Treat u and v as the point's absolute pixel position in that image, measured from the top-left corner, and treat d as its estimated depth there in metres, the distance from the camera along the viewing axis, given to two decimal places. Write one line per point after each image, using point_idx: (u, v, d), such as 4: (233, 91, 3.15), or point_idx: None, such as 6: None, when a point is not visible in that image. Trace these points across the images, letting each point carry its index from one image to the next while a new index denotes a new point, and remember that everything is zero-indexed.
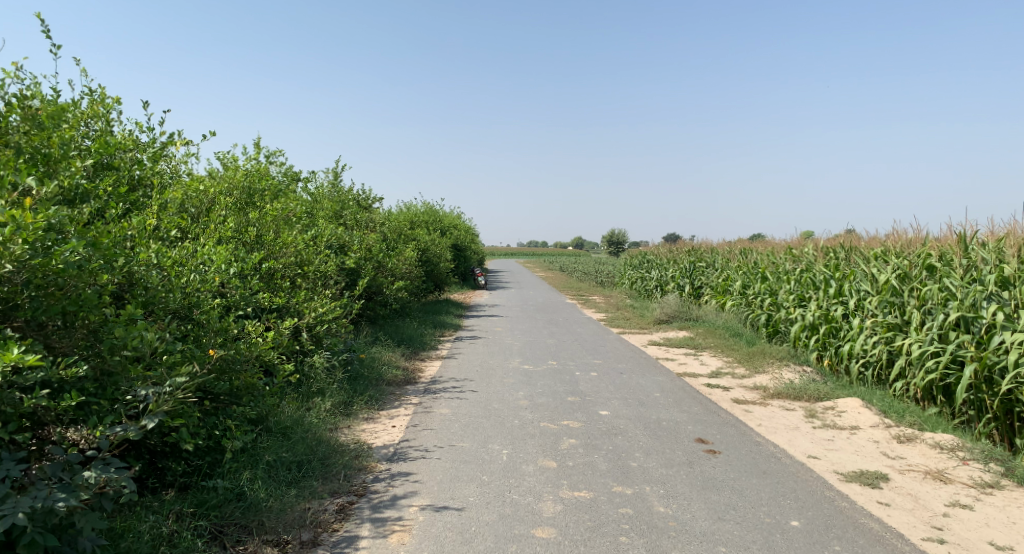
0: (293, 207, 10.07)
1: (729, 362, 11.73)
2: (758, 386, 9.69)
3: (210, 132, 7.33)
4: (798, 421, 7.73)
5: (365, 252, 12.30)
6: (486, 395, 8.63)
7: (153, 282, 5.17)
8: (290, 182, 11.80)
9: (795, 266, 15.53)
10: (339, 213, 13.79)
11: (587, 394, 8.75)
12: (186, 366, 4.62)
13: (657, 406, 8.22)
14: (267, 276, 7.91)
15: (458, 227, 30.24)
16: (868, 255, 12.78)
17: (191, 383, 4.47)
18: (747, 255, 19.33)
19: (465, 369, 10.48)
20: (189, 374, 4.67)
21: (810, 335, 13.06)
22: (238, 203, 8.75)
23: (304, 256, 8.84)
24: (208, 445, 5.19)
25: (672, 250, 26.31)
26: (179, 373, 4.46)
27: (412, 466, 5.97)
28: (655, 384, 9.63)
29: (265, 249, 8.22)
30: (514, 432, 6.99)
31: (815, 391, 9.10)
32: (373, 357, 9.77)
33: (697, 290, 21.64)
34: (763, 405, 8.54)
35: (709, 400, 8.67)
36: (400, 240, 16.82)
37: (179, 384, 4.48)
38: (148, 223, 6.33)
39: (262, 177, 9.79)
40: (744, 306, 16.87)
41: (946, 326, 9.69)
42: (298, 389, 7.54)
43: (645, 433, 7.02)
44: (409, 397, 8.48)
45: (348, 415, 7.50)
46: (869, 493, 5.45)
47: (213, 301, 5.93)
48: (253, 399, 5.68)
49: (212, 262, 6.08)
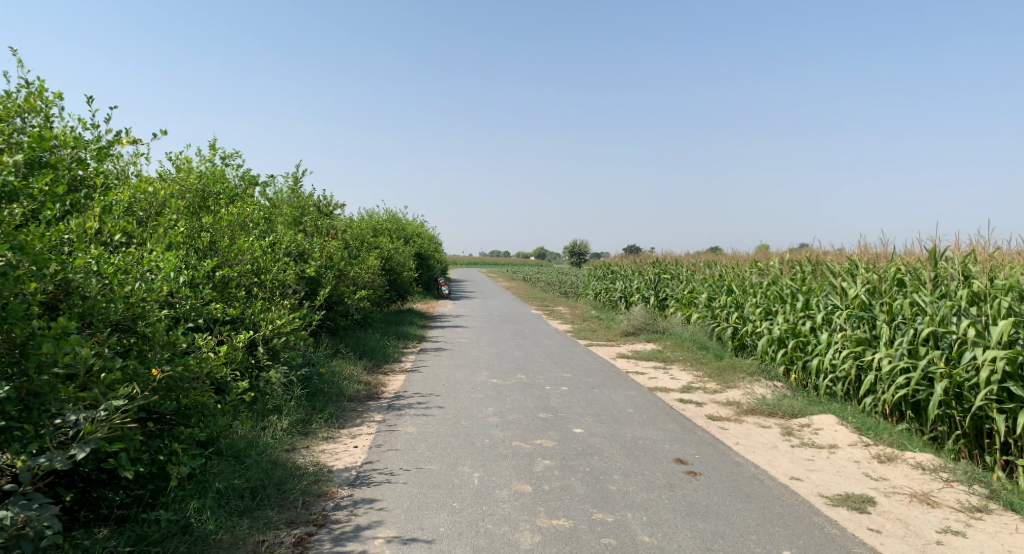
0: (250, 213, 9.58)
1: (699, 376, 11.50)
2: (731, 401, 9.46)
3: (160, 129, 6.85)
4: (774, 439, 7.48)
5: (326, 260, 11.83)
6: (454, 412, 8.24)
7: (92, 291, 4.74)
8: (247, 186, 11.29)
9: (761, 279, 15.43)
10: (300, 220, 13.28)
11: (559, 411, 8.41)
12: (125, 385, 4.18)
13: (631, 423, 7.92)
14: (221, 284, 7.42)
15: (421, 236, 29.80)
16: (836, 268, 12.68)
17: (129, 406, 4.02)
18: (712, 267, 19.19)
19: (430, 383, 10.06)
20: (129, 395, 4.22)
21: (777, 349, 12.89)
22: (190, 207, 8.24)
23: (261, 264, 8.37)
24: (151, 472, 4.70)
25: (636, 262, 26.15)
26: (116, 394, 4.02)
27: (377, 491, 5.55)
28: (628, 400, 9.34)
29: (219, 256, 7.73)
30: (485, 452, 6.62)
31: (788, 408, 8.88)
32: (333, 371, 9.32)
33: (661, 302, 21.50)
34: (738, 422, 8.30)
35: (683, 417, 8.39)
36: (362, 249, 16.34)
37: (116, 407, 4.03)
38: (88, 226, 5.83)
39: (216, 181, 9.28)
40: (710, 319, 16.70)
41: (916, 342, 9.56)
42: (253, 407, 7.06)
43: (621, 453, 6.71)
44: (373, 415, 8.05)
45: (306, 435, 7.04)
46: (858, 519, 5.20)
47: (160, 312, 5.44)
48: (203, 419, 5.22)
49: (160, 270, 5.60)
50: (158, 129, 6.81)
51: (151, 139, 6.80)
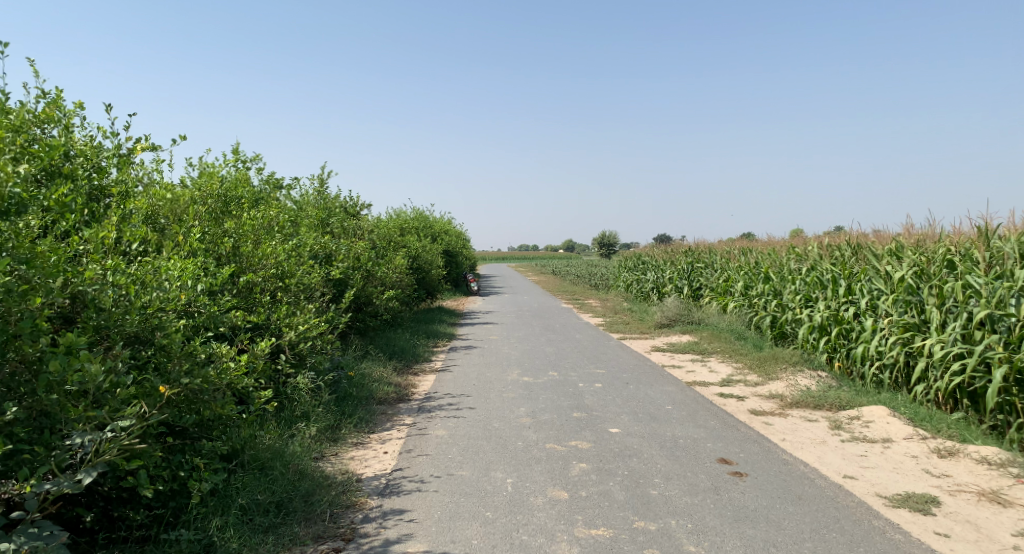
0: (275, 216, 9.43)
1: (739, 368, 11.12)
2: (774, 394, 9.07)
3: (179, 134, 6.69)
4: (823, 433, 7.11)
5: (352, 261, 11.67)
6: (485, 413, 7.99)
7: (108, 304, 4.62)
8: (272, 190, 11.17)
9: (800, 264, 14.96)
10: (326, 221, 13.15)
11: (594, 409, 8.13)
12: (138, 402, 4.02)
13: (670, 421, 7.60)
14: (244, 290, 7.22)
15: (450, 233, 29.64)
16: (880, 251, 12.19)
17: (139, 426, 3.85)
18: (747, 254, 18.70)
19: (461, 382, 9.84)
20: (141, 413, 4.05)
21: (820, 337, 12.45)
22: (215, 212, 8.05)
23: (285, 268, 8.18)
24: (173, 488, 4.54)
25: (668, 251, 25.69)
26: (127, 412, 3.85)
27: (408, 501, 5.33)
28: (665, 396, 9.02)
29: (242, 261, 7.57)
30: (518, 457, 6.36)
31: (836, 399, 8.48)
32: (362, 373, 9.13)
33: (695, 292, 21.05)
34: (783, 416, 7.93)
35: (725, 412, 8.05)
36: (390, 248, 16.18)
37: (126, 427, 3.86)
38: (105, 236, 5.68)
39: (239, 185, 9.14)
40: (747, 308, 16.26)
41: (971, 326, 9.09)
42: (279, 414, 6.89)
43: (661, 454, 6.40)
44: (403, 417, 7.85)
45: (335, 442, 6.85)
46: (923, 522, 4.84)
47: (178, 322, 5.26)
48: (226, 432, 5.05)
49: (179, 280, 5.44)
50: (177, 135, 6.65)
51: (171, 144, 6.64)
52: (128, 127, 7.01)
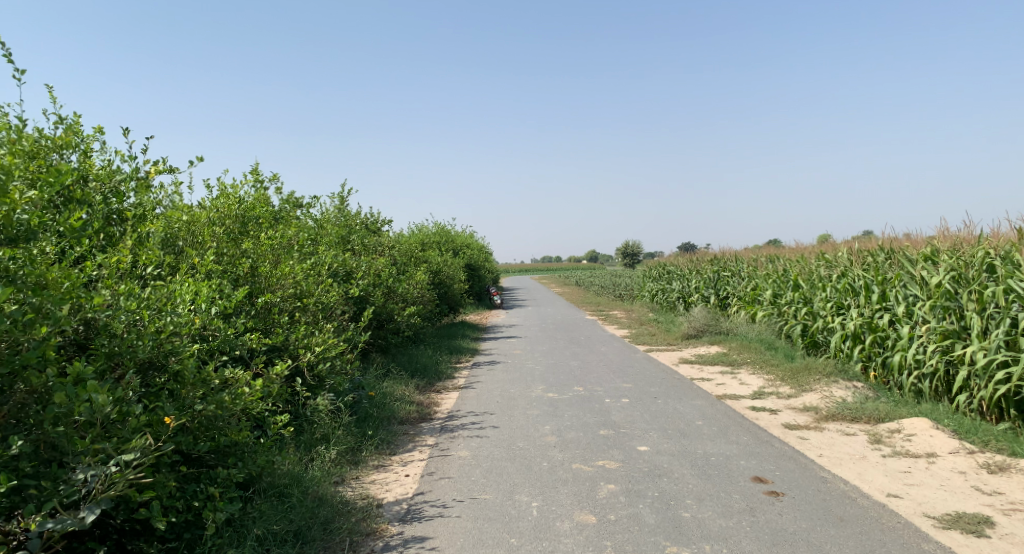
0: (294, 236, 9.35)
1: (770, 379, 10.81)
2: (808, 407, 8.78)
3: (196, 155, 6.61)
4: (862, 448, 6.82)
5: (373, 278, 11.57)
6: (509, 432, 7.80)
7: (119, 330, 4.52)
8: (292, 208, 11.11)
9: (830, 271, 14.61)
10: (347, 238, 13.08)
11: (621, 426, 7.90)
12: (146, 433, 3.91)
13: (701, 437, 7.35)
14: (261, 310, 7.17)
15: (471, 246, 29.54)
16: (914, 256, 11.84)
17: (146, 459, 3.74)
18: (775, 262, 18.36)
19: (484, 400, 9.65)
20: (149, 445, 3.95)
21: (853, 345, 12.10)
22: (233, 233, 7.97)
23: (304, 287, 8.06)
24: (187, 519, 4.44)
25: (693, 260, 25.38)
26: (134, 446, 3.74)
27: (431, 528, 5.16)
28: (695, 410, 8.75)
29: (260, 282, 7.47)
30: (543, 479, 6.16)
31: (873, 412, 8.17)
32: (383, 392, 8.99)
33: (722, 301, 20.70)
34: (819, 430, 7.64)
35: (758, 427, 7.78)
36: (411, 264, 16.07)
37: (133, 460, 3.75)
38: (120, 260, 5.58)
39: (258, 205, 9.07)
40: (777, 317, 15.91)
41: (1014, 332, 8.74)
42: (299, 438, 6.75)
43: (692, 474, 6.17)
44: (425, 438, 7.68)
45: (355, 465, 6.69)
46: (976, 545, 4.57)
47: (192, 346, 5.13)
48: (242, 459, 4.92)
49: (194, 303, 5.34)
50: (194, 156, 6.58)
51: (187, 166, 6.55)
52: (145, 150, 6.96)
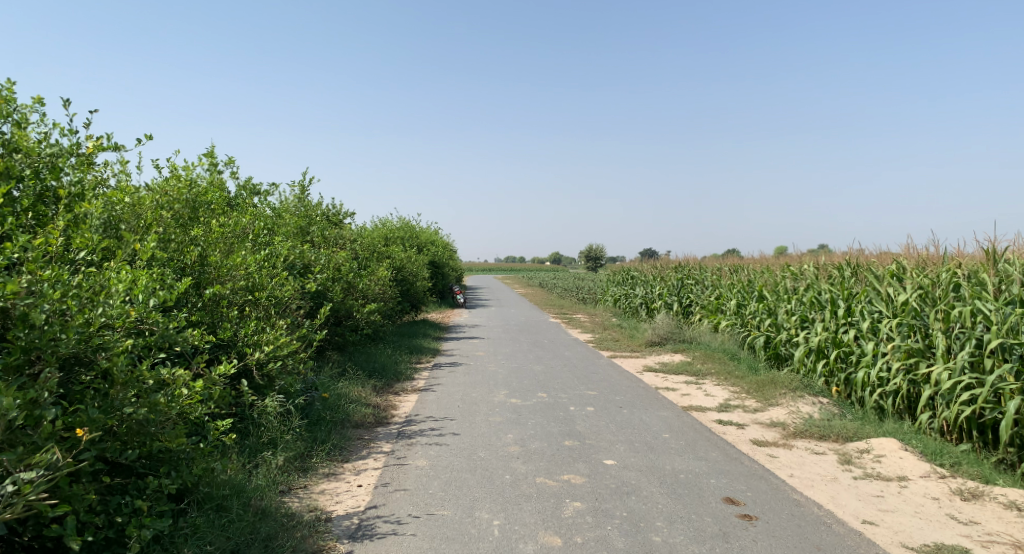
0: (249, 224, 8.84)
1: (735, 392, 10.61)
2: (775, 422, 8.56)
3: (146, 135, 6.35)
4: (833, 469, 6.59)
5: (331, 273, 11.08)
6: (470, 440, 7.43)
7: (39, 323, 4.04)
8: (249, 196, 10.58)
9: (795, 284, 14.51)
10: (306, 230, 12.56)
11: (587, 437, 7.58)
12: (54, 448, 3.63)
13: (669, 452, 7.06)
14: (208, 302, 6.71)
15: (436, 243, 29.04)
16: (881, 272, 11.76)
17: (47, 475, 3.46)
18: (739, 272, 18.28)
19: (444, 404, 9.26)
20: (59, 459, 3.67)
21: (817, 360, 11.99)
22: (182, 218, 7.44)
23: (256, 279, 7.58)
24: (107, 537, 4.06)
25: (657, 266, 25.26)
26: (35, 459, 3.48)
27: (382, 547, 4.76)
28: (661, 422, 8.47)
29: (208, 272, 6.97)
30: (505, 494, 5.82)
31: (842, 430, 7.98)
32: (338, 394, 8.54)
33: (685, 309, 20.57)
34: (788, 448, 7.41)
35: (726, 443, 7.52)
36: (373, 259, 15.59)
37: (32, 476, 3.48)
38: (50, 242, 5.08)
39: (212, 190, 8.55)
40: (740, 327, 15.77)
41: (980, 354, 8.65)
42: (243, 442, 6.29)
43: (662, 493, 5.88)
44: (380, 444, 7.26)
45: (304, 473, 6.26)
46: None
47: (127, 340, 4.66)
48: (176, 469, 4.50)
49: (129, 294, 4.85)
50: (144, 135, 6.16)
51: (134, 146, 6.21)
52: (88, 124, 6.49)
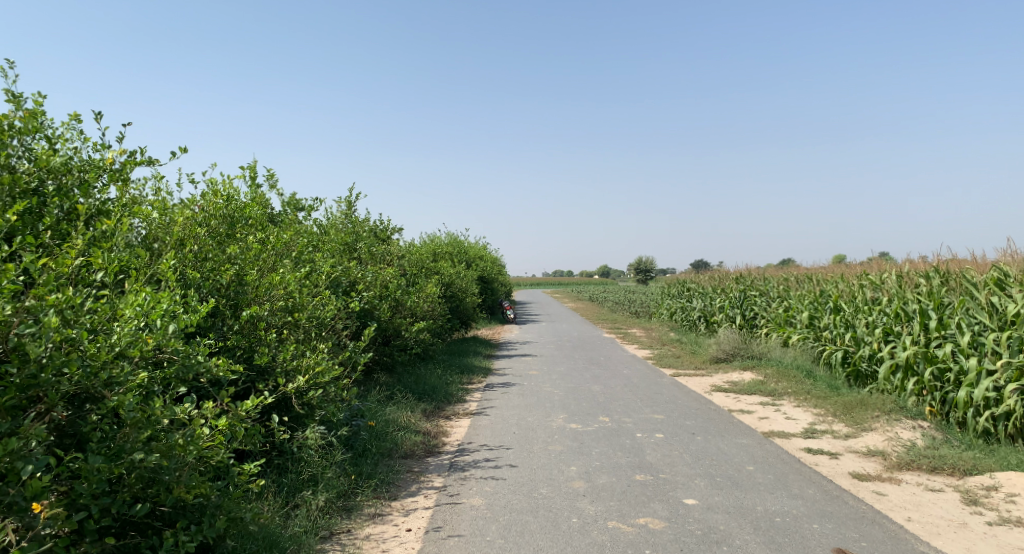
0: (292, 240, 8.28)
1: (820, 415, 9.66)
2: (874, 452, 7.64)
3: (181, 148, 5.90)
4: (958, 512, 5.71)
5: (378, 291, 10.48)
6: (530, 473, 6.67)
7: (37, 355, 3.41)
8: (293, 212, 10.08)
9: (875, 294, 13.46)
10: (353, 246, 12.04)
11: (660, 471, 6.75)
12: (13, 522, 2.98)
13: (756, 488, 6.19)
14: (245, 324, 6.13)
15: (484, 258, 28.44)
16: (981, 281, 10.73)
17: None
18: (808, 282, 17.21)
19: (498, 430, 8.54)
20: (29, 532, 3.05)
21: (907, 377, 10.96)
22: (220, 235, 6.86)
23: (297, 298, 6.88)
24: None
25: (715, 277, 24.21)
26: None
27: None
28: (743, 451, 7.60)
29: (244, 292, 6.37)
30: (574, 541, 5.07)
31: (957, 462, 7.05)
32: (385, 420, 7.87)
33: (749, 322, 19.52)
34: (897, 484, 6.50)
35: (822, 477, 6.64)
36: (421, 276, 14.99)
37: None
38: (63, 263, 4.50)
39: (254, 204, 8.03)
40: (813, 342, 14.71)
41: None
42: (280, 480, 5.66)
43: (758, 542, 5.06)
44: (432, 478, 6.56)
45: (348, 514, 5.59)
46: None
47: (143, 372, 4.00)
48: (196, 521, 3.87)
49: (147, 319, 4.19)
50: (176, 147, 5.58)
51: (170, 159, 5.73)
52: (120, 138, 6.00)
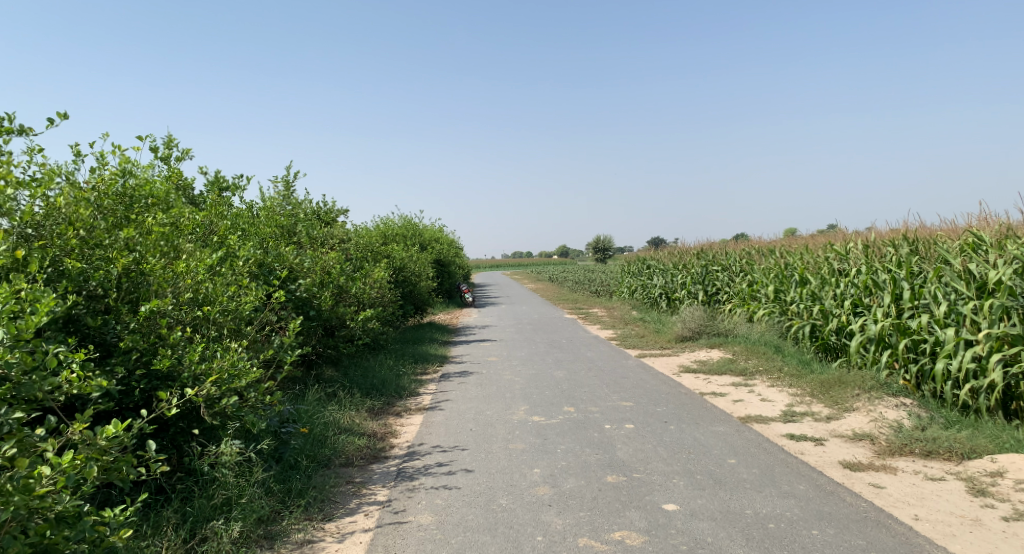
0: (208, 223, 7.26)
1: (796, 395, 9.03)
2: (861, 436, 7.01)
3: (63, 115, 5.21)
4: (968, 506, 5.08)
5: (317, 277, 9.50)
6: (487, 480, 5.84)
7: None
8: (217, 192, 9.03)
9: (842, 264, 12.93)
10: (291, 230, 11.02)
11: (635, 470, 5.99)
12: None
13: (743, 487, 5.47)
14: (145, 320, 5.19)
15: (440, 241, 27.42)
16: (955, 248, 10.24)
17: None
18: (771, 255, 16.67)
19: (454, 428, 7.70)
20: None
21: (879, 350, 10.46)
22: (116, 217, 5.82)
23: (208, 288, 5.89)
24: None
25: (674, 253, 23.63)
26: None
27: None
28: (723, 442, 6.89)
29: (143, 284, 5.35)
30: None
31: (953, 445, 6.46)
32: (323, 424, 6.96)
33: (711, 298, 18.96)
34: (893, 473, 5.87)
35: (813, 469, 5.96)
36: (370, 261, 14.01)
37: None
38: None
39: (164, 182, 6.95)
40: (780, 316, 14.13)
41: None
42: (184, 508, 4.75)
43: None
44: (375, 491, 5.70)
45: (270, 543, 4.71)
46: None
47: None
48: None
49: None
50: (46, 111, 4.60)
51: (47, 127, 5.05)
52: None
